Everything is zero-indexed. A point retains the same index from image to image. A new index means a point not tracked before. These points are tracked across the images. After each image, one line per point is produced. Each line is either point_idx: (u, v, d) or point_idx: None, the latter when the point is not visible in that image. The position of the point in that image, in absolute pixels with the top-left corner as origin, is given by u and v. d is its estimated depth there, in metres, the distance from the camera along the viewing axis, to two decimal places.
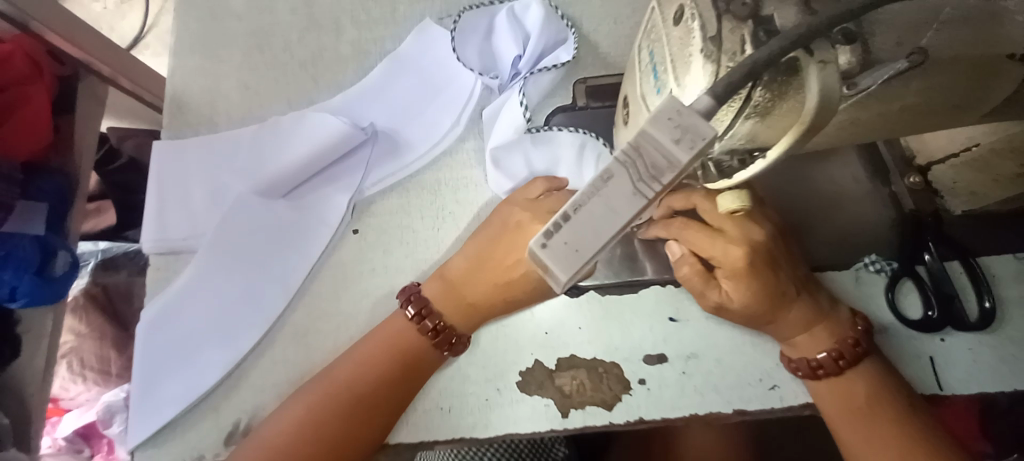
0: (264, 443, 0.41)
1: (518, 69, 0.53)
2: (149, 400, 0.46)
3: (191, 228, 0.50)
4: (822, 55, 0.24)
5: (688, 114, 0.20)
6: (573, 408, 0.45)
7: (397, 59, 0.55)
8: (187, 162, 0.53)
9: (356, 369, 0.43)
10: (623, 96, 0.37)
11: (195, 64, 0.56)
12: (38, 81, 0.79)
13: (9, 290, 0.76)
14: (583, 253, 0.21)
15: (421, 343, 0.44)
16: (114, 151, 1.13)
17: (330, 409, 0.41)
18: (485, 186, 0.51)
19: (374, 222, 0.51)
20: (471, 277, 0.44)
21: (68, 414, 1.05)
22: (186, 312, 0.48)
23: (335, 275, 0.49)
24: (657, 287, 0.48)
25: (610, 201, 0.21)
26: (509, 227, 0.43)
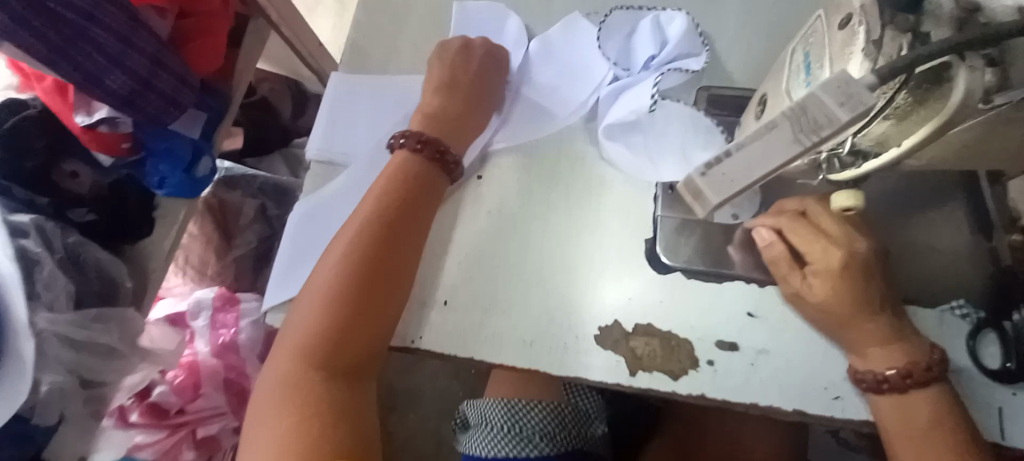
0: (337, 254, 0.51)
1: (649, 66, 0.59)
2: (292, 275, 0.56)
3: (350, 148, 0.61)
4: (971, 62, 0.30)
5: (854, 87, 0.30)
6: (641, 370, 0.49)
7: (546, 42, 0.63)
8: (354, 96, 0.63)
9: (387, 188, 0.54)
10: (760, 93, 0.43)
11: (375, 17, 0.67)
12: (222, 18, 0.91)
13: (160, 179, 0.94)
14: (734, 180, 0.33)
15: (422, 167, 0.55)
16: (252, 87, 1.31)
17: (366, 228, 0.52)
18: (598, 163, 0.58)
19: (498, 173, 0.59)
20: (447, 114, 0.58)
21: (162, 301, 1.19)
22: (328, 212, 0.58)
23: (455, 210, 0.58)
24: (740, 283, 0.51)
25: (768, 146, 0.32)
26: (449, 68, 0.59)
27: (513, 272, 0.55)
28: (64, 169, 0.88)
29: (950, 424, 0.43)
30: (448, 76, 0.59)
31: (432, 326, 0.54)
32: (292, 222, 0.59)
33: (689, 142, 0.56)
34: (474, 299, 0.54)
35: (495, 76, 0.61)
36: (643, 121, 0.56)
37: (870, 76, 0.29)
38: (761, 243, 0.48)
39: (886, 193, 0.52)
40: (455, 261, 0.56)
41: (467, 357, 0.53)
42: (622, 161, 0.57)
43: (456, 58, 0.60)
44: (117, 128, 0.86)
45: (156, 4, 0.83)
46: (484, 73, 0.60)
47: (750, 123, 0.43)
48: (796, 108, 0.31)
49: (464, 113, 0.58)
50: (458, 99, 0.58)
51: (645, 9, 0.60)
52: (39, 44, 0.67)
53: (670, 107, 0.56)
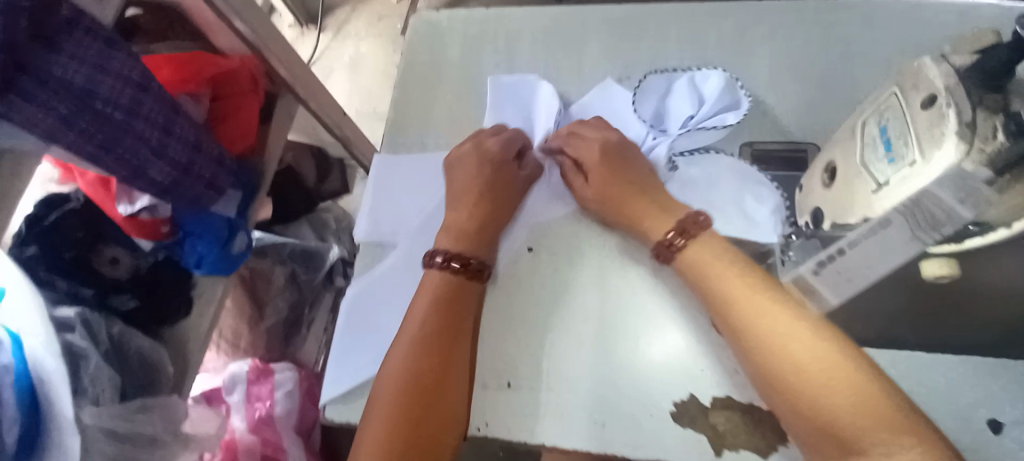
0: (389, 374, 0.49)
1: (689, 125, 0.59)
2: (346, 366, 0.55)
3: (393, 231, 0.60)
4: None
5: (970, 178, 0.29)
6: (726, 448, 0.47)
7: (581, 109, 0.65)
8: (394, 174, 0.63)
9: (427, 302, 0.52)
10: (823, 160, 0.42)
11: (411, 96, 0.68)
12: (253, 97, 0.94)
13: (197, 259, 0.93)
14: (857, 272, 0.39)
15: (460, 279, 0.54)
16: None
17: (415, 363, 0.49)
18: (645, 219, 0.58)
19: (549, 243, 0.59)
20: (473, 221, 0.56)
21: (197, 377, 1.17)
22: (380, 294, 0.58)
23: (509, 286, 0.57)
24: None
25: (885, 239, 0.36)
26: (467, 171, 0.59)
27: (571, 348, 0.53)
28: (103, 254, 0.90)
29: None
30: (470, 179, 0.58)
31: (497, 412, 0.52)
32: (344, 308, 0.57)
33: (742, 196, 0.55)
34: (538, 379, 0.52)
35: (516, 170, 0.60)
36: (697, 178, 0.58)
37: (984, 167, 0.29)
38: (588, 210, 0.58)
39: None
40: (517, 337, 0.54)
41: (536, 442, 0.51)
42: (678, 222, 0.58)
43: (510, 135, 0.61)
44: (155, 214, 0.88)
45: (192, 91, 0.86)
46: (508, 172, 0.59)
47: (818, 189, 0.43)
48: (910, 201, 0.32)
49: (491, 219, 0.57)
50: (484, 204, 0.57)
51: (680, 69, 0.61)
52: (85, 144, 0.63)
53: (726, 162, 0.57)
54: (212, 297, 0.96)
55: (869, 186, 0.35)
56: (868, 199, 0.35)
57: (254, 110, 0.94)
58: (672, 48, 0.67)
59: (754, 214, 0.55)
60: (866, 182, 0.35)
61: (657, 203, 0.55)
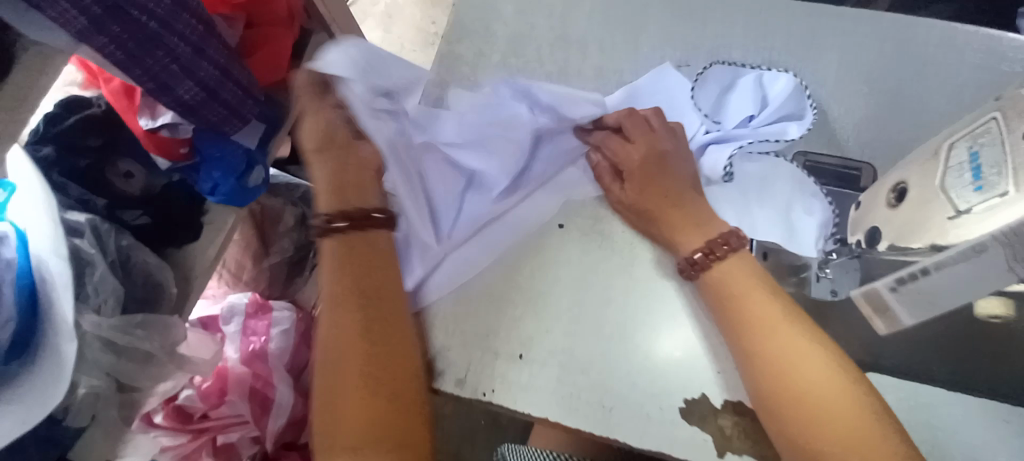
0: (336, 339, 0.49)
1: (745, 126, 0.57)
2: None
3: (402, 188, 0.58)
4: None
5: None
6: (730, 451, 0.47)
7: (632, 91, 0.62)
8: (426, 129, 0.60)
9: (331, 275, 0.52)
10: (891, 181, 0.43)
11: (458, 51, 0.66)
12: (286, 29, 0.92)
13: (212, 186, 0.91)
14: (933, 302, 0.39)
15: (370, 236, 0.54)
16: None
17: (348, 326, 0.50)
18: None
19: (579, 222, 0.57)
20: (351, 177, 0.57)
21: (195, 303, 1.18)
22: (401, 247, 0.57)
23: (530, 258, 0.56)
24: None
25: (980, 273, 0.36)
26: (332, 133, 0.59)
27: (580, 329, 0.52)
28: (117, 169, 0.87)
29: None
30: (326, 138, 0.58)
31: (506, 382, 0.51)
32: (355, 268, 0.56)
33: (790, 209, 0.54)
34: (551, 356, 0.52)
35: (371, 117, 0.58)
36: (749, 183, 0.57)
37: None
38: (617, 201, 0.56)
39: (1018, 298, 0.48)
40: (509, 309, 0.54)
41: (540, 417, 0.50)
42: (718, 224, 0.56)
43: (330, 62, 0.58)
44: (176, 133, 0.86)
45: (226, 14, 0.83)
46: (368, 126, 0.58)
47: (878, 208, 0.43)
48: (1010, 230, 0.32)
49: (370, 166, 0.58)
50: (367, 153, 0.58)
51: (748, 67, 0.59)
52: (114, 48, 0.60)
53: (779, 168, 0.56)
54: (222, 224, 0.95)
55: (945, 213, 0.36)
56: (941, 226, 0.37)
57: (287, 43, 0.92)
58: (734, 43, 0.64)
59: (796, 230, 0.54)
60: (943, 205, 0.37)
61: (684, 207, 0.54)
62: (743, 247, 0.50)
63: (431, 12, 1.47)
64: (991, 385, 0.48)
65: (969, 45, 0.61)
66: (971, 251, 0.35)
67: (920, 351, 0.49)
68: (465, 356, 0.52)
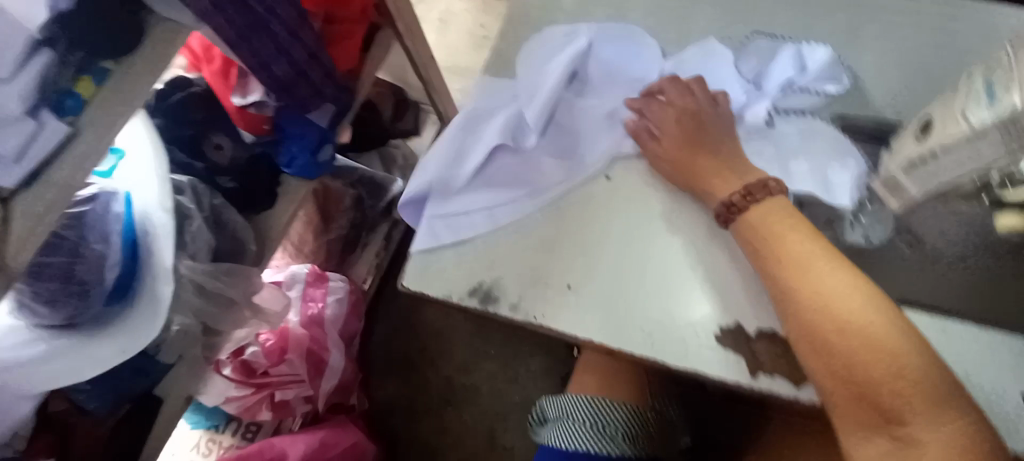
0: None
1: (785, 86, 0.62)
2: (430, 255, 0.62)
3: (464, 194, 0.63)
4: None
5: None
6: (761, 372, 0.52)
7: (680, 62, 0.67)
8: (493, 98, 0.68)
9: None
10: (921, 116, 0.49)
11: (519, 30, 0.73)
12: (359, 24, 1.02)
13: (291, 158, 1.02)
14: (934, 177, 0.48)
15: None
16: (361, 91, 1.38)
17: None
18: None
19: (625, 175, 0.62)
20: None
21: None
22: (462, 191, 0.64)
23: (580, 203, 0.62)
24: None
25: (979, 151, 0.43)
26: None
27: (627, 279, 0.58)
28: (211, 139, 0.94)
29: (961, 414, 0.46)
30: None
31: (556, 309, 0.57)
32: (426, 215, 0.63)
33: (826, 162, 0.58)
34: (597, 291, 0.57)
35: None
36: (788, 136, 0.60)
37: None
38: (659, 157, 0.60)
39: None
40: (557, 245, 0.60)
41: (587, 340, 0.56)
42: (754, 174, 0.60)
43: None
44: (262, 111, 0.94)
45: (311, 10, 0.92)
46: None
47: (906, 142, 0.50)
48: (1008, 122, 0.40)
49: None
50: None
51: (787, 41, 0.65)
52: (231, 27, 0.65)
53: (817, 126, 0.60)
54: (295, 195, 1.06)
55: (960, 127, 0.43)
56: (956, 133, 0.43)
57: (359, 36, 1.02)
58: (780, 17, 0.68)
59: (833, 184, 0.56)
60: (958, 122, 0.43)
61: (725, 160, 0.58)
62: (777, 192, 0.54)
63: (481, 16, 1.59)
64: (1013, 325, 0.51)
65: (1002, 27, 0.65)
66: (972, 136, 0.42)
67: (946, 293, 0.53)
68: (519, 289, 0.59)
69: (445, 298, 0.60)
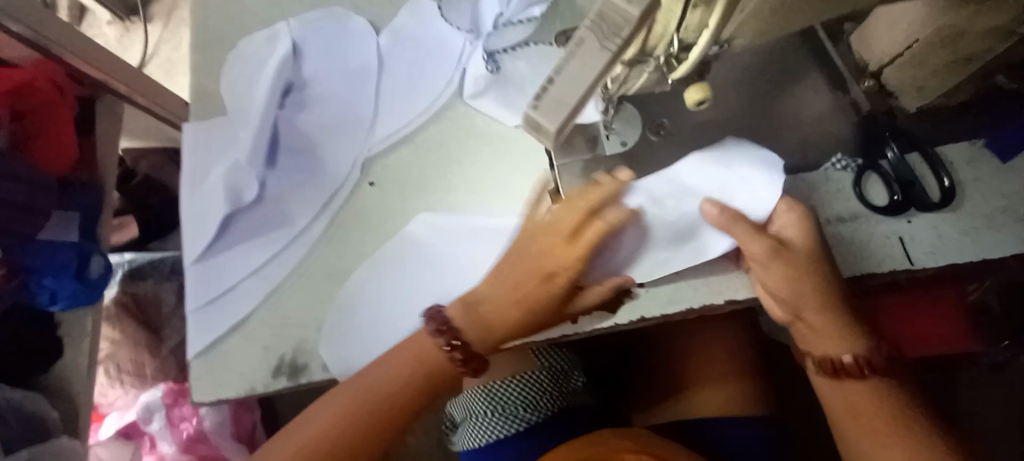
0: None
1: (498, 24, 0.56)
2: (210, 354, 0.51)
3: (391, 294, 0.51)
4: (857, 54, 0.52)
5: None
6: (582, 314, 0.51)
7: (397, 32, 0.60)
8: (213, 144, 0.57)
9: None
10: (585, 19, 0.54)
11: (213, 57, 0.60)
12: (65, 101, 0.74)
13: (50, 295, 0.74)
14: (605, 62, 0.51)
15: None
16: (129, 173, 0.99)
17: None
18: (482, 117, 0.56)
19: (387, 175, 0.55)
20: None
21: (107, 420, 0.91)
22: (221, 267, 0.53)
23: (354, 222, 0.54)
24: None
25: None
26: None
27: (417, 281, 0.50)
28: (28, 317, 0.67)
29: (733, 271, 0.50)
30: None
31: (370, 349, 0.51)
32: (189, 309, 0.53)
33: None
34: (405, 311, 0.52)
35: None
36: (523, 72, 0.56)
37: None
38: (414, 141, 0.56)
39: (740, 88, 0.52)
40: (345, 283, 0.52)
41: None
42: (508, 122, 0.56)
43: None
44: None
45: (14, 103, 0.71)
46: None
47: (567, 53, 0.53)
48: None
49: None
50: None
51: None
52: None
53: (544, 52, 0.55)
54: (81, 333, 0.77)
55: None
56: None
57: (68, 116, 0.74)
58: None
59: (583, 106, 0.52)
60: None
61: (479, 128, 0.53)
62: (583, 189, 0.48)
63: None
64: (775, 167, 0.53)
65: None
66: None
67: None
68: (321, 347, 0.51)
69: (248, 392, 0.50)
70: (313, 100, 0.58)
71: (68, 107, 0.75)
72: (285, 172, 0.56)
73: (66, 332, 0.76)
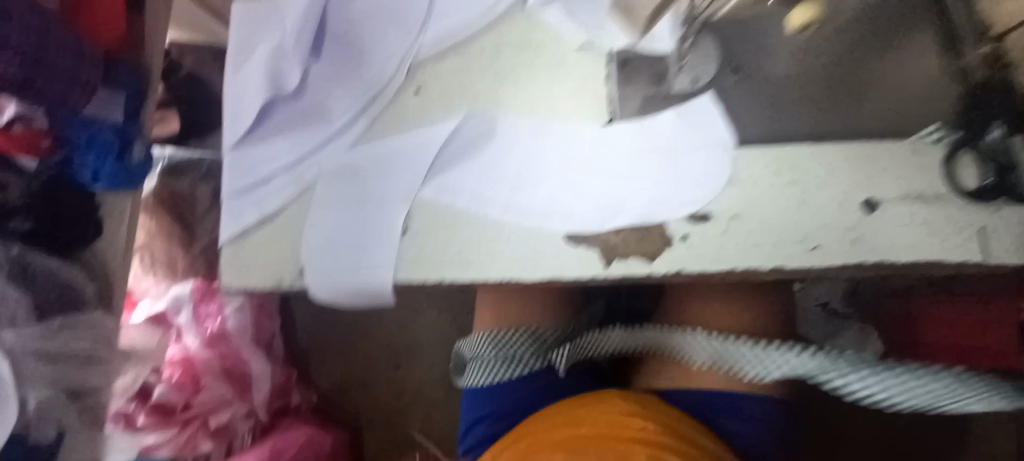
0: None
1: None
2: (240, 243, 0.51)
3: (455, 171, 0.49)
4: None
5: None
6: (617, 259, 0.47)
7: None
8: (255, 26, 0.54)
9: None
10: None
11: None
12: None
13: (92, 172, 0.73)
14: None
15: None
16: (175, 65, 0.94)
17: None
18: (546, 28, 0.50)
19: (433, 82, 0.50)
20: None
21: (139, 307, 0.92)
22: (256, 160, 0.52)
23: (394, 127, 0.50)
24: (726, 154, 0.47)
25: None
26: None
27: None
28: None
29: (785, 235, 0.46)
30: None
31: (395, 255, 0.49)
32: (222, 196, 0.52)
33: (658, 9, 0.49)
34: (433, 222, 0.48)
35: None
36: None
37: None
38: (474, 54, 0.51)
39: (838, 44, 0.48)
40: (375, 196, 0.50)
41: (435, 281, 0.48)
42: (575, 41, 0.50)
43: None
44: (32, 124, 0.71)
45: None
46: None
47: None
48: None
49: None
50: None
51: None
52: None
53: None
54: (121, 214, 0.74)
55: None
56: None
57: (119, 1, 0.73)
58: None
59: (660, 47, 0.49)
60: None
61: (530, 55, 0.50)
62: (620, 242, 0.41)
63: None
64: (862, 132, 0.47)
65: None
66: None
67: (793, 110, 0.47)
68: (350, 248, 0.49)
69: (275, 288, 0.50)
70: None
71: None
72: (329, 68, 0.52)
73: (107, 212, 0.73)
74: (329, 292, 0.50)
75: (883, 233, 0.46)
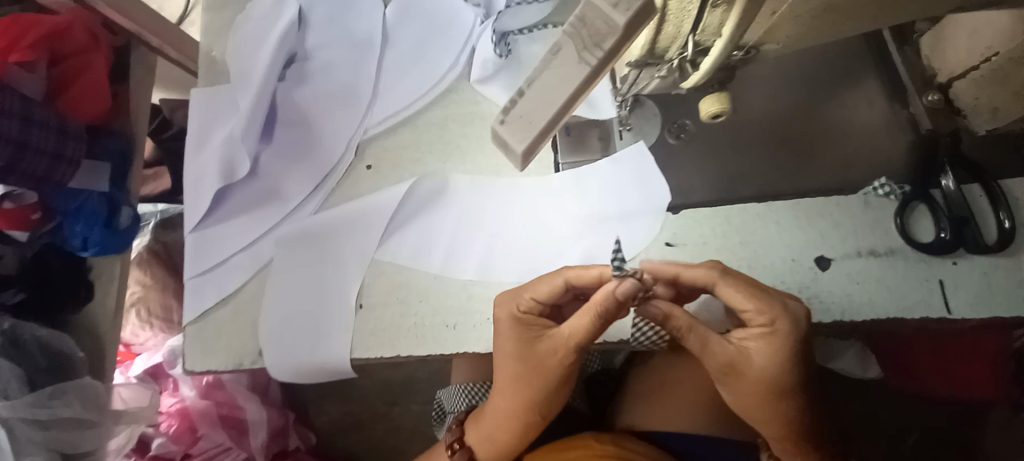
0: None
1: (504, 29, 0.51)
2: (203, 324, 0.52)
3: (410, 243, 0.51)
4: (903, 45, 0.48)
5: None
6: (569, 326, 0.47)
7: (407, 5, 0.58)
8: (215, 111, 0.57)
9: None
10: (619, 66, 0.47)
11: (224, 20, 0.59)
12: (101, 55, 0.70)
13: (81, 241, 0.69)
14: (535, 123, 0.33)
15: None
16: (167, 123, 0.95)
17: None
18: (485, 103, 0.54)
19: (387, 158, 0.54)
20: None
21: (138, 358, 0.90)
22: (215, 240, 0.53)
23: (350, 202, 0.53)
24: (667, 217, 0.48)
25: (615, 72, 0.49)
26: None
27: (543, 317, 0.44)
28: None
29: None
30: None
31: (353, 329, 0.50)
32: (184, 277, 0.53)
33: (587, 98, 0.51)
34: (389, 294, 0.50)
35: None
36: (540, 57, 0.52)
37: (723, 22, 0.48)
38: (427, 130, 0.54)
39: (775, 99, 0.48)
40: (330, 270, 0.51)
41: (392, 355, 0.49)
42: None
43: None
44: (22, 200, 0.66)
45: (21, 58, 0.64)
46: None
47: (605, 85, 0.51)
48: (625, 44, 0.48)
49: None
50: None
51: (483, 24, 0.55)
52: None
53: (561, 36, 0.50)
54: (110, 278, 0.71)
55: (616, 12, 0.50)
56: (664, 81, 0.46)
57: (103, 72, 0.69)
58: None
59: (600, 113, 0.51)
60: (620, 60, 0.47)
61: (479, 127, 0.53)
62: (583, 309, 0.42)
63: None
64: (805, 188, 0.47)
65: None
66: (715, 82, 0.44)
67: (737, 171, 0.48)
68: (307, 325, 0.51)
69: (236, 367, 0.51)
70: (319, 72, 0.56)
71: (105, 60, 0.71)
72: (289, 147, 0.55)
73: (98, 277, 0.70)
74: (289, 370, 0.50)
75: (836, 288, 0.45)
